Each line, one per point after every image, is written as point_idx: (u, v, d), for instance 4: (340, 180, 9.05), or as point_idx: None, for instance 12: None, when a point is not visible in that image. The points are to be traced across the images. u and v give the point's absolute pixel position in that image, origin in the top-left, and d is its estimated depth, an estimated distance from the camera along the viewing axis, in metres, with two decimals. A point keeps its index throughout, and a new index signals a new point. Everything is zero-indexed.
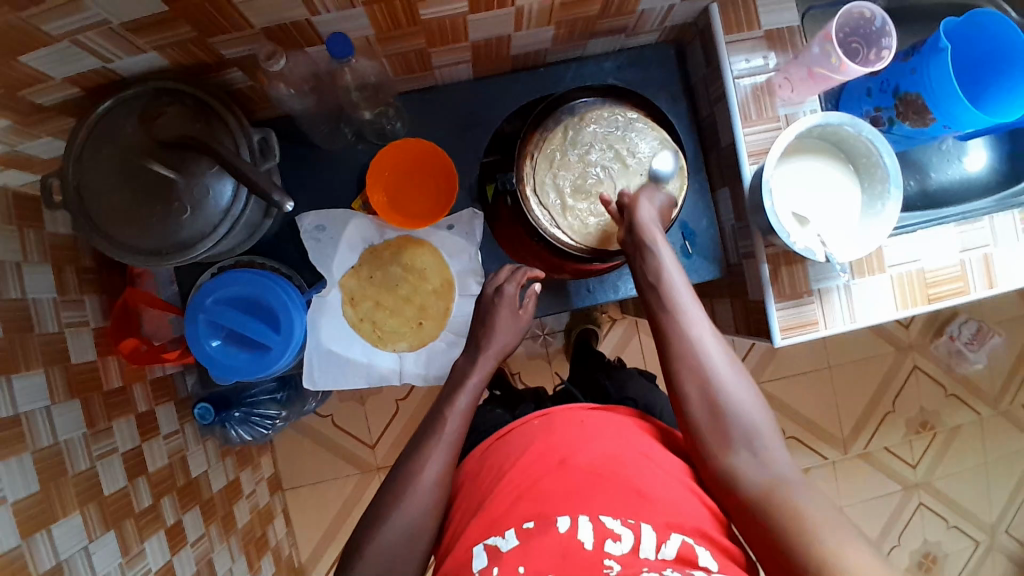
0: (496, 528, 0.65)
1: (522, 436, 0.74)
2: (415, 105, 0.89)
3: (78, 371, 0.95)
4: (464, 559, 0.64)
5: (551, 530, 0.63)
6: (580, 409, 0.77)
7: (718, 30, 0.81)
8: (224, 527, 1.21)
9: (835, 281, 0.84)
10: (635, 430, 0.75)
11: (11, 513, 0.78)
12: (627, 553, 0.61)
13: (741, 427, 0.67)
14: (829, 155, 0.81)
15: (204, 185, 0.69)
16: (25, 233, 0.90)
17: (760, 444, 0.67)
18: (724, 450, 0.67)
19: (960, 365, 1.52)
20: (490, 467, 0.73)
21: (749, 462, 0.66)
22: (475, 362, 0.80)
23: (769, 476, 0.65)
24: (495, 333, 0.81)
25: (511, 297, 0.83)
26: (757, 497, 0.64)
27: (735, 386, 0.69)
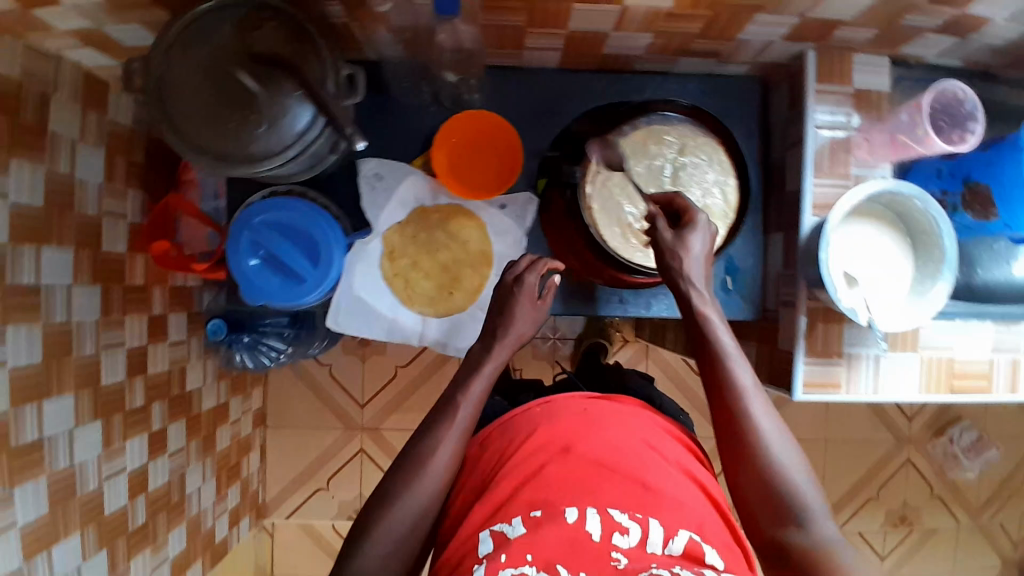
0: (503, 515, 0.66)
1: (525, 422, 0.75)
2: (497, 81, 0.89)
3: (105, 259, 0.95)
4: (470, 545, 0.65)
5: (558, 520, 0.64)
6: (581, 398, 0.78)
7: (811, 79, 0.82)
8: (204, 446, 1.22)
9: (868, 348, 0.83)
10: (644, 422, 0.77)
11: (8, 376, 0.79)
12: (634, 546, 0.62)
13: (791, 498, 0.64)
14: (891, 225, 0.81)
15: (285, 105, 0.68)
16: (87, 113, 0.91)
17: (811, 518, 0.63)
18: (776, 525, 0.64)
19: (952, 469, 1.52)
20: (496, 449, 0.75)
21: (801, 537, 0.62)
22: (491, 348, 0.78)
23: (823, 551, 0.60)
24: (513, 322, 0.80)
25: (531, 287, 0.81)
26: (806, 570, 0.60)
27: (788, 458, 0.66)
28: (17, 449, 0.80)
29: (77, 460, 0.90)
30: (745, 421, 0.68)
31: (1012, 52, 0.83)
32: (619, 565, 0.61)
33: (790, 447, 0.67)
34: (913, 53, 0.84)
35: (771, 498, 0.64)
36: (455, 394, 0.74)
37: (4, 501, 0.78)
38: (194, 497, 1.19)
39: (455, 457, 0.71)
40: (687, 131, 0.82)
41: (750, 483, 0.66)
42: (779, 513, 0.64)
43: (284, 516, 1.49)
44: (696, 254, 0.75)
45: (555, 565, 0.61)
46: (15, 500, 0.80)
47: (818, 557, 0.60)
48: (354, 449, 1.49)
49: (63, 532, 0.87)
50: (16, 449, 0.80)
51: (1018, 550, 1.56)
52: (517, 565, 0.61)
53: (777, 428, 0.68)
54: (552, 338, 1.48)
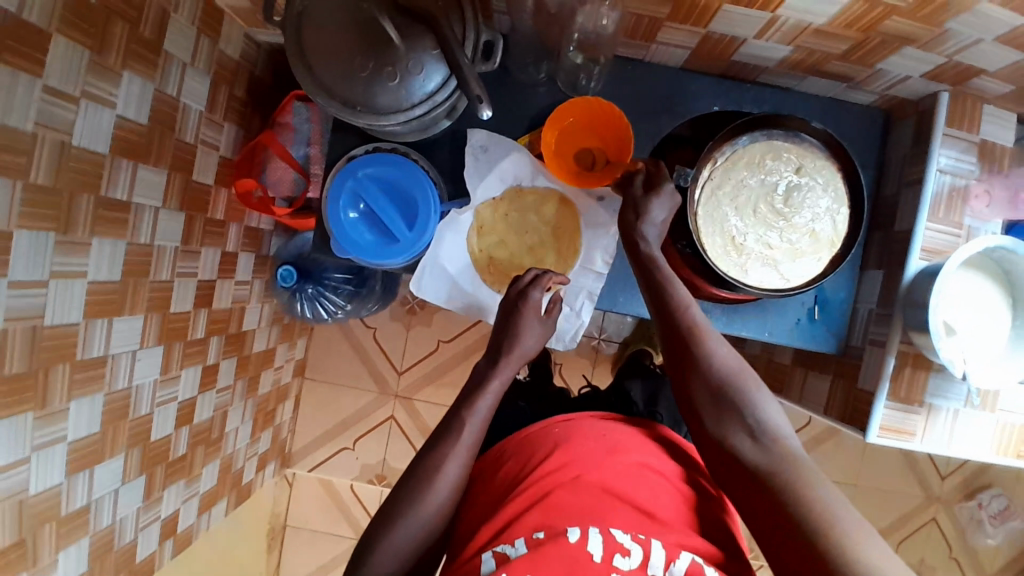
0: (507, 535, 0.63)
1: (543, 443, 0.75)
2: (615, 71, 0.87)
3: (194, 188, 0.95)
4: (473, 564, 0.62)
5: (561, 539, 0.61)
6: (599, 421, 0.79)
7: (941, 119, 0.79)
8: (248, 387, 1.23)
9: (948, 402, 0.81)
10: (655, 450, 0.76)
11: (86, 289, 0.77)
12: (635, 568, 0.59)
13: (741, 408, 0.64)
14: (997, 280, 0.78)
15: (421, 62, 0.68)
16: (201, 38, 0.91)
17: (763, 427, 0.63)
18: (730, 435, 0.64)
19: (975, 534, 1.50)
20: (508, 473, 0.74)
21: (756, 446, 0.63)
22: (497, 365, 0.75)
23: (772, 461, 0.61)
24: (519, 337, 0.77)
25: (537, 303, 0.79)
26: (759, 483, 0.60)
27: (740, 372, 0.67)
28: (83, 361, 0.79)
29: (134, 381, 0.90)
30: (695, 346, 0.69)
31: None
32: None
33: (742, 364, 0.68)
34: None
35: (722, 410, 0.65)
36: (459, 412, 0.72)
37: (60, 414, 0.77)
38: (231, 435, 1.20)
39: (461, 476, 0.69)
40: (807, 152, 0.80)
41: (699, 398, 0.67)
42: (728, 423, 0.64)
43: (306, 468, 1.50)
44: (656, 221, 0.76)
45: None
46: (68, 413, 0.78)
47: (767, 466, 0.61)
48: (385, 415, 1.49)
49: (109, 453, 0.87)
50: (81, 362, 0.79)
51: None
52: None
53: (728, 348, 0.69)
54: (597, 337, 1.48)
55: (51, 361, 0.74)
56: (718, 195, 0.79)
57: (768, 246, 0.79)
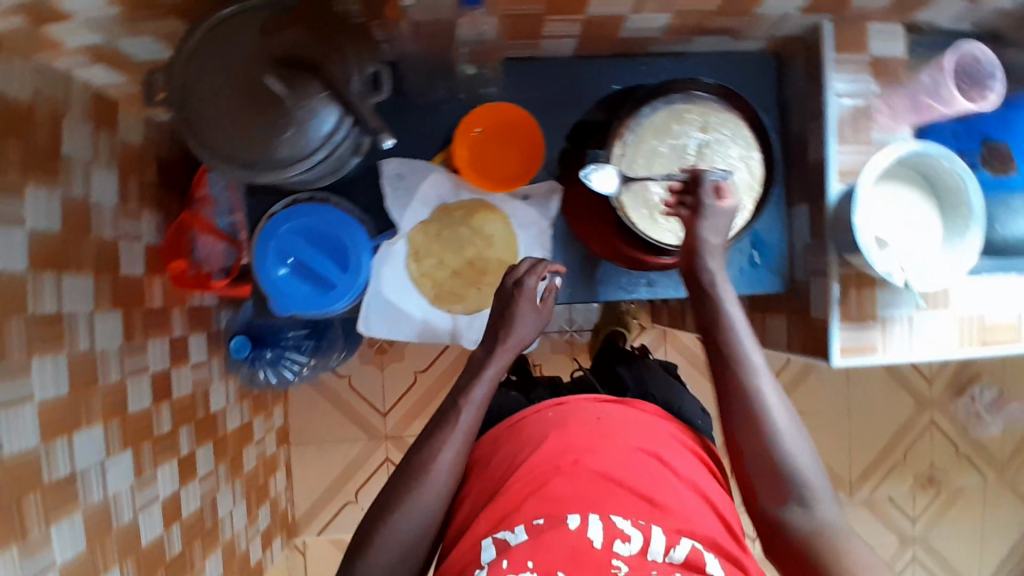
0: (507, 522, 0.66)
1: (536, 430, 0.75)
2: (511, 73, 0.88)
3: (124, 281, 0.94)
4: (470, 555, 0.66)
5: (561, 528, 0.63)
6: (593, 403, 0.78)
7: (829, 48, 0.81)
8: (232, 469, 1.20)
9: (899, 310, 0.84)
10: (655, 431, 0.76)
11: (37, 411, 0.75)
12: (635, 554, 0.62)
13: (796, 480, 0.66)
14: (916, 185, 0.81)
15: (311, 108, 0.67)
16: (100, 134, 0.90)
17: (813, 498, 0.66)
18: (774, 498, 0.67)
19: (976, 427, 1.53)
20: (502, 460, 0.74)
21: (800, 511, 0.65)
22: (492, 355, 0.77)
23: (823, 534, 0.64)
24: (514, 326, 0.78)
25: (532, 290, 0.79)
26: (800, 546, 0.64)
27: (788, 434, 0.68)
28: (52, 484, 0.77)
29: (110, 491, 0.87)
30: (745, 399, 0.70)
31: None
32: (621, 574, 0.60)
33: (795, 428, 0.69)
34: (926, 19, 0.83)
35: (778, 477, 0.67)
36: (455, 399, 0.75)
37: (45, 541, 0.75)
38: (226, 520, 1.17)
39: (459, 460, 0.71)
40: (709, 107, 0.82)
41: (753, 459, 0.68)
42: (781, 491, 0.66)
43: (314, 532, 1.47)
44: (711, 227, 0.76)
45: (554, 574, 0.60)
46: (52, 538, 0.76)
47: (816, 539, 0.64)
48: (380, 459, 1.47)
49: (102, 569, 0.85)
50: (50, 486, 0.77)
51: None
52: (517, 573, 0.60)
53: (781, 404, 0.70)
54: (569, 331, 1.48)
55: (18, 494, 0.72)
56: (638, 170, 0.81)
57: None
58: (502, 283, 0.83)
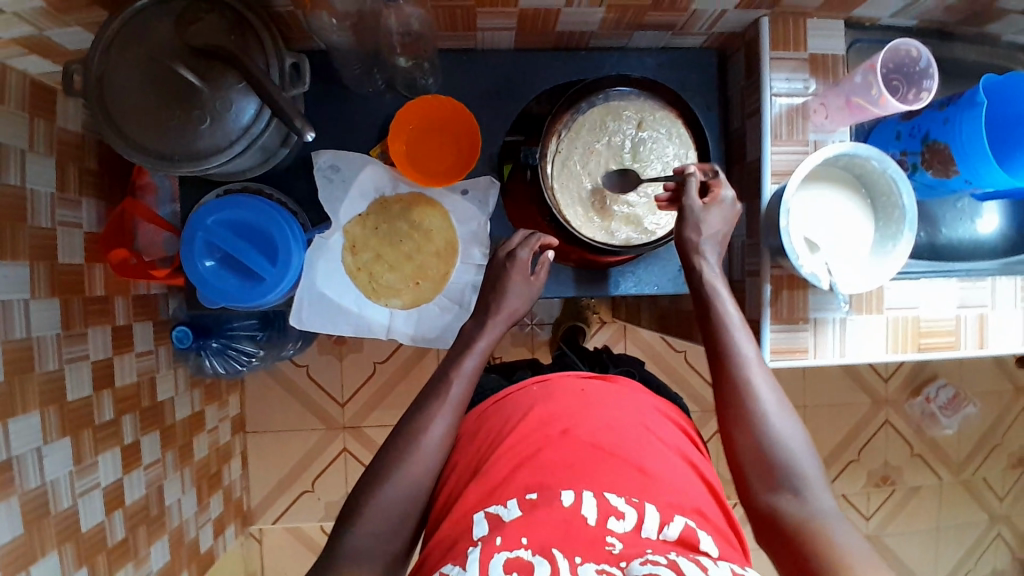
0: (497, 496, 0.61)
1: (522, 402, 0.72)
2: (450, 65, 0.88)
3: (63, 271, 0.90)
4: (462, 527, 0.60)
5: (554, 503, 0.59)
6: (578, 377, 0.75)
7: (766, 45, 0.81)
8: (181, 457, 1.19)
9: (832, 313, 0.84)
10: (642, 405, 0.73)
11: None
12: (629, 531, 0.57)
13: (789, 470, 0.65)
14: (851, 187, 0.80)
15: (229, 100, 0.67)
16: (34, 122, 0.85)
17: (807, 488, 0.64)
18: (766, 489, 0.65)
19: (931, 427, 1.54)
20: (488, 434, 0.70)
21: (796, 505, 0.63)
22: (485, 325, 0.77)
23: (814, 522, 0.62)
24: (505, 296, 0.79)
25: (524, 263, 0.80)
26: (793, 538, 0.61)
27: (785, 431, 0.67)
28: None
29: (48, 478, 0.85)
30: (742, 393, 0.69)
31: (962, 10, 0.83)
32: (615, 551, 0.56)
33: (791, 419, 0.68)
34: (866, 14, 0.83)
35: (772, 467, 0.65)
36: (447, 371, 0.73)
37: None
38: (174, 508, 1.16)
39: (450, 433, 0.69)
40: (646, 105, 0.81)
41: (746, 449, 0.67)
42: (776, 481, 0.65)
43: (270, 520, 1.48)
44: (709, 228, 0.76)
45: (550, 550, 0.55)
46: None
47: (804, 528, 0.61)
48: (337, 449, 1.48)
49: (41, 552, 0.83)
50: None
51: (1000, 503, 1.60)
52: (512, 548, 0.55)
53: (779, 402, 0.69)
54: (530, 323, 1.45)
55: None
56: (572, 166, 0.80)
57: (627, 205, 0.82)
58: (493, 254, 0.85)
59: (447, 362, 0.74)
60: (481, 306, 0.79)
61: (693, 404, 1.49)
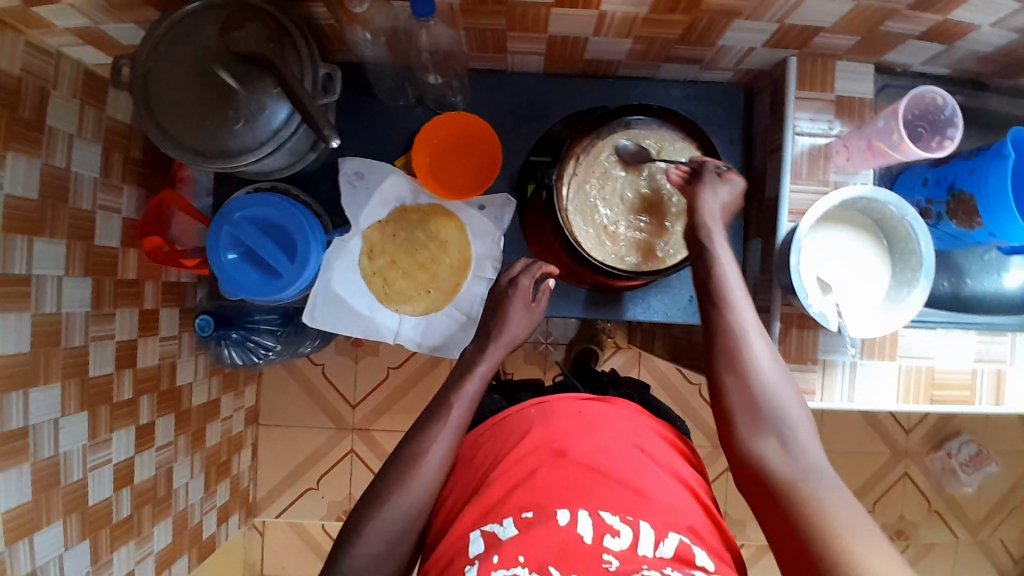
0: (494, 514, 0.60)
1: (519, 425, 0.69)
2: (480, 84, 0.90)
3: (98, 253, 0.94)
4: (458, 546, 0.60)
5: (550, 523, 0.58)
6: (576, 399, 0.72)
7: (792, 85, 0.81)
8: (193, 442, 1.22)
9: (842, 356, 0.83)
10: (640, 426, 0.70)
11: None
12: (626, 549, 0.56)
13: (775, 416, 0.66)
14: (869, 232, 0.80)
15: (262, 102, 0.71)
16: (85, 109, 0.90)
17: (794, 438, 0.65)
18: (755, 436, 0.66)
19: (950, 484, 1.49)
20: (485, 455, 0.69)
21: (779, 453, 0.64)
22: (484, 351, 0.77)
23: (796, 472, 0.63)
24: (507, 323, 0.79)
25: (525, 290, 0.81)
26: (776, 484, 0.63)
27: (778, 385, 0.68)
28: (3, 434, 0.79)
29: (60, 449, 0.88)
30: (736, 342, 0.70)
31: (996, 62, 0.82)
32: (612, 568, 0.54)
33: (781, 374, 0.69)
34: (897, 60, 0.83)
35: (758, 411, 0.67)
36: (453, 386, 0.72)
37: None
38: (181, 492, 1.19)
39: (451, 445, 0.68)
40: (665, 135, 0.83)
41: (735, 395, 0.68)
42: (761, 425, 0.66)
43: (273, 514, 1.50)
44: (717, 198, 0.77)
45: (547, 569, 0.54)
46: None
47: (786, 474, 0.63)
48: (345, 450, 1.50)
49: (46, 519, 0.87)
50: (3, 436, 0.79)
51: (1017, 569, 1.53)
52: (509, 567, 0.54)
53: (770, 355, 0.70)
54: (545, 343, 1.45)
55: None
56: (588, 189, 0.81)
57: (639, 231, 0.83)
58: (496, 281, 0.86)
59: (448, 384, 0.74)
60: (482, 332, 0.79)
61: (703, 438, 1.47)
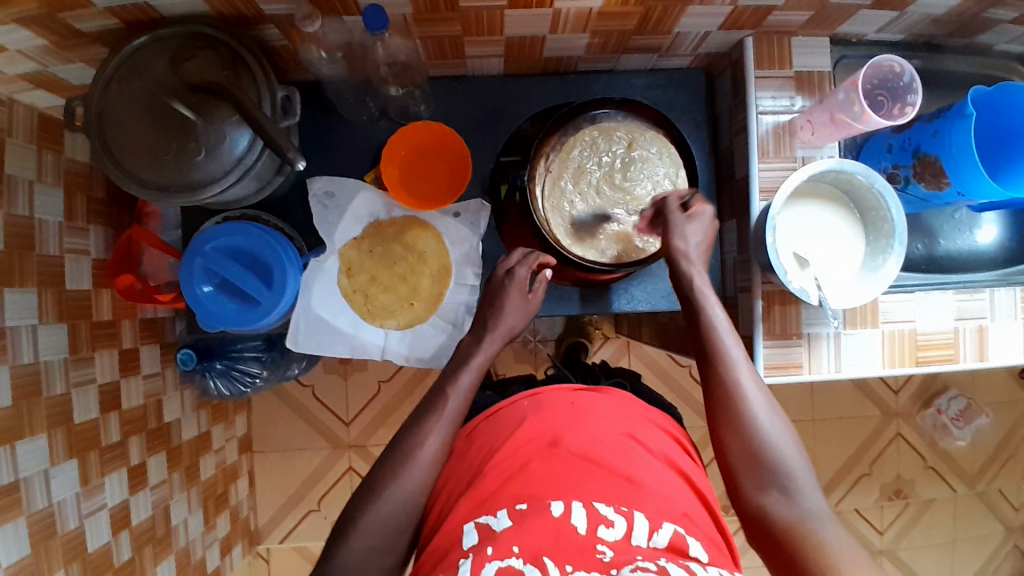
0: (487, 507, 0.59)
1: (512, 417, 0.69)
2: (442, 91, 0.90)
3: (71, 297, 0.92)
4: (453, 537, 0.58)
5: (543, 513, 0.57)
6: (569, 391, 0.72)
7: (750, 64, 0.82)
8: (188, 477, 1.21)
9: (825, 328, 0.84)
10: (629, 414, 0.70)
11: None
12: (619, 539, 0.56)
13: (778, 468, 0.65)
14: (840, 203, 0.81)
15: (223, 132, 0.70)
16: (43, 154, 0.88)
17: (799, 489, 0.64)
18: (758, 490, 0.65)
19: (943, 439, 1.52)
20: (479, 448, 0.68)
21: (785, 506, 0.63)
22: (481, 341, 0.76)
23: (802, 524, 0.62)
24: (503, 315, 0.78)
25: (522, 280, 0.80)
26: (784, 540, 0.61)
27: (778, 436, 0.67)
28: None
29: (54, 499, 0.86)
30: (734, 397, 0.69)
31: (947, 24, 0.83)
32: (606, 559, 0.54)
33: (780, 424, 0.68)
34: (851, 31, 0.84)
35: (760, 465, 0.66)
36: (442, 392, 0.72)
37: None
38: (181, 528, 1.17)
39: (445, 454, 0.68)
40: (634, 125, 0.83)
41: (735, 451, 0.67)
42: (765, 481, 0.65)
43: (277, 540, 1.49)
44: (692, 240, 0.77)
45: (541, 559, 0.53)
46: None
47: (796, 530, 0.62)
48: (343, 468, 1.49)
49: (47, 572, 0.85)
50: None
51: (1016, 515, 1.56)
52: (503, 558, 0.53)
53: (768, 404, 0.69)
54: (534, 340, 1.45)
55: None
56: (563, 188, 0.81)
57: (617, 223, 0.83)
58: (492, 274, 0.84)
59: (444, 375, 0.73)
60: (480, 323, 0.78)
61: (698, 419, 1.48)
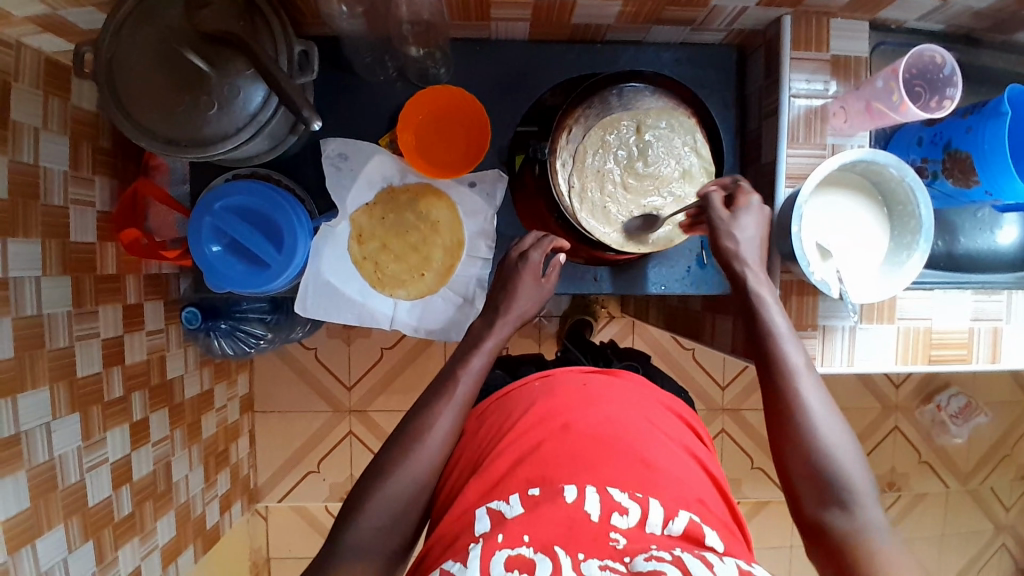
0: (500, 491, 0.59)
1: (524, 398, 0.69)
2: (463, 55, 0.87)
3: (76, 250, 0.90)
4: (464, 521, 0.58)
5: (557, 499, 0.56)
6: (580, 372, 0.72)
7: (786, 44, 0.78)
8: (189, 434, 1.21)
9: (842, 321, 0.83)
10: (644, 397, 0.70)
11: None
12: (633, 527, 0.55)
13: (838, 480, 0.61)
14: (867, 194, 0.79)
15: (236, 85, 0.67)
16: (49, 100, 0.85)
17: (858, 506, 0.60)
18: (819, 506, 0.61)
19: (940, 435, 1.52)
20: (491, 429, 0.68)
21: (844, 520, 0.60)
22: (492, 326, 0.75)
23: (863, 543, 0.58)
24: (515, 298, 0.77)
25: (535, 264, 0.79)
26: (846, 557, 0.58)
27: (839, 444, 0.63)
28: None
29: (56, 452, 0.86)
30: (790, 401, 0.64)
31: (989, 17, 0.80)
32: (619, 546, 0.53)
33: (843, 434, 0.63)
34: (892, 16, 0.80)
35: (819, 480, 0.61)
36: (453, 367, 0.71)
37: None
38: (181, 484, 1.18)
39: (454, 429, 0.67)
40: (648, 104, 0.82)
41: (793, 462, 0.63)
42: (824, 496, 0.61)
43: (275, 499, 1.50)
44: (746, 234, 0.72)
45: (553, 548, 0.52)
46: None
47: (859, 549, 0.58)
48: (343, 432, 1.49)
49: (47, 525, 0.85)
50: None
51: (1006, 514, 1.58)
52: (514, 546, 0.52)
53: (824, 402, 0.64)
54: (539, 316, 1.44)
55: None
56: (584, 172, 0.80)
57: (644, 206, 0.81)
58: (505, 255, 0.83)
59: (454, 360, 0.72)
60: (491, 306, 0.77)
61: (699, 402, 1.48)
